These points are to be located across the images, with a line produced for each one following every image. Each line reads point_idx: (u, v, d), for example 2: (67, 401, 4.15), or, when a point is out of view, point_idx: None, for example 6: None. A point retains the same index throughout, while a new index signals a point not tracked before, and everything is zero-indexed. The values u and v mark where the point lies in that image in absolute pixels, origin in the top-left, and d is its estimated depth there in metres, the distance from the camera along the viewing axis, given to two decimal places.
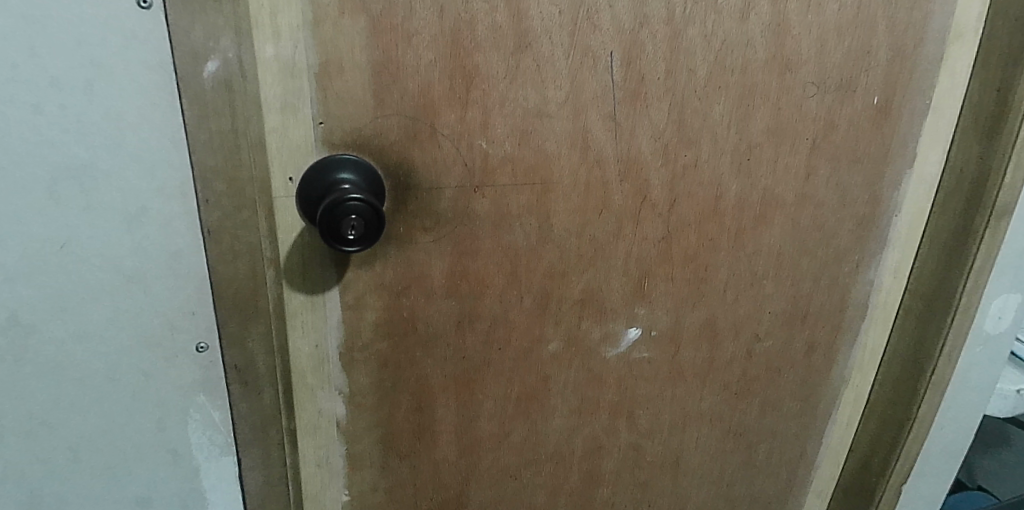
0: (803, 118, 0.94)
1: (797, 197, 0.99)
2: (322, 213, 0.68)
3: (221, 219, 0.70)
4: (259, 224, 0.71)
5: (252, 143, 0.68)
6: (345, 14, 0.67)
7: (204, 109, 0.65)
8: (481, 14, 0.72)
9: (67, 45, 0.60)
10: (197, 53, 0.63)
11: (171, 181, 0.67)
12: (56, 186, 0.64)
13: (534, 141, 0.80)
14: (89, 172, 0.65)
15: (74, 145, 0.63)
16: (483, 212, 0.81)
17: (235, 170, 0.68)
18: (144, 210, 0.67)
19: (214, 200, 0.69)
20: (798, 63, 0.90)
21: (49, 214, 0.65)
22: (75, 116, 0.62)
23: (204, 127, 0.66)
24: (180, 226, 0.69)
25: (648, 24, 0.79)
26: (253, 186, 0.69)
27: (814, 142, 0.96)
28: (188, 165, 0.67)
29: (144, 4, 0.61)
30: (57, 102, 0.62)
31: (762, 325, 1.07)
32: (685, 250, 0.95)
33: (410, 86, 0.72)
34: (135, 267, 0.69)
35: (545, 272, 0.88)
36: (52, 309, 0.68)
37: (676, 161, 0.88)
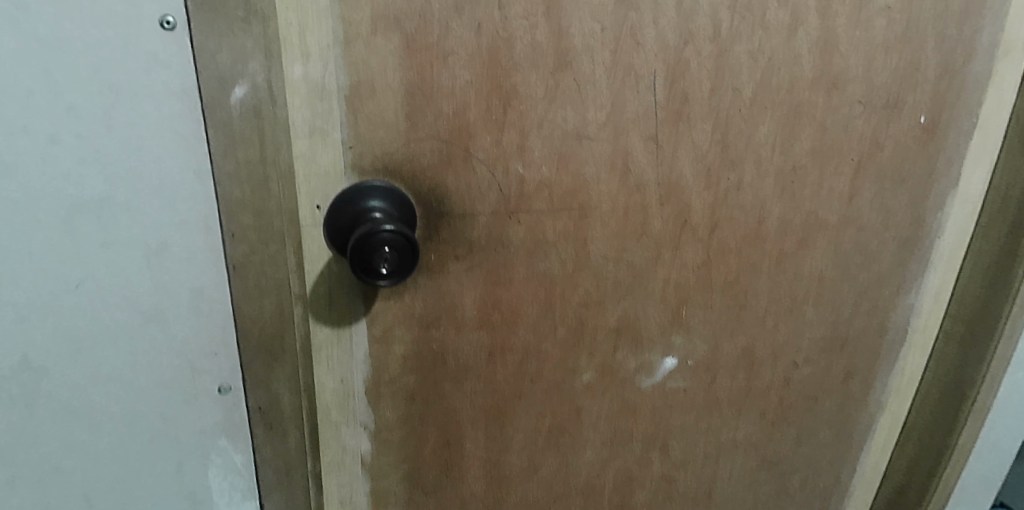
0: (849, 137, 0.90)
1: (841, 219, 0.95)
2: (355, 246, 0.64)
3: (248, 253, 0.69)
4: (288, 259, 0.69)
5: (281, 174, 0.66)
6: (378, 33, 0.63)
7: (231, 136, 0.64)
8: (520, 32, 0.68)
9: (88, 72, 0.60)
10: (225, 78, 0.63)
11: (194, 213, 0.67)
12: (72, 217, 0.63)
13: (573, 165, 0.75)
14: (108, 206, 0.64)
15: (94, 177, 0.62)
16: (518, 238, 0.77)
17: (261, 201, 0.67)
18: (166, 242, 0.67)
19: (241, 233, 0.68)
20: (845, 80, 0.86)
21: (65, 247, 0.63)
22: (95, 146, 0.62)
23: (232, 156, 0.65)
24: (203, 258, 0.68)
25: (694, 41, 0.75)
26: (280, 218, 0.68)
27: (859, 162, 0.92)
28: (213, 196, 0.67)
29: (167, 25, 0.61)
30: (76, 133, 0.61)
31: (801, 352, 1.03)
32: (725, 276, 0.90)
33: (445, 108, 0.68)
34: (154, 300, 0.68)
35: (580, 301, 0.84)
36: (67, 352, 0.67)
37: (719, 184, 0.84)
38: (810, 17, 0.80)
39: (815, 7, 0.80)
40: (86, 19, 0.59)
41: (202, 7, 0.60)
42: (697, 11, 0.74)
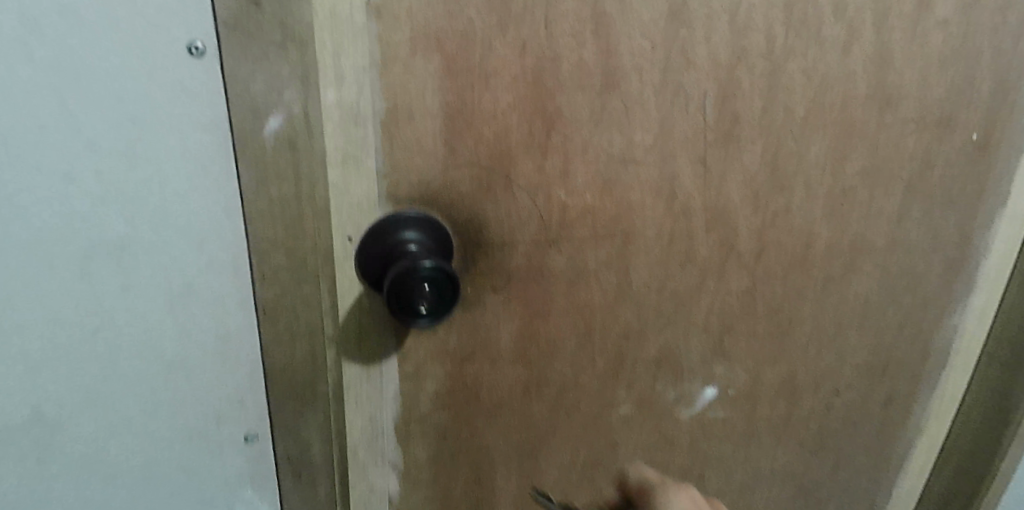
0: (901, 158, 0.85)
1: (889, 241, 0.90)
2: (390, 286, 0.59)
3: (278, 296, 0.62)
4: (322, 299, 0.64)
5: (318, 210, 0.59)
6: (417, 54, 0.58)
7: (264, 173, 0.57)
8: (567, 50, 0.63)
9: (108, 102, 0.53)
10: (258, 108, 0.55)
11: (223, 254, 0.60)
12: (89, 261, 0.57)
13: (617, 190, 0.71)
14: (127, 248, 0.58)
15: (113, 217, 0.56)
16: (558, 268, 0.72)
17: (296, 239, 0.60)
18: (192, 286, 0.61)
19: (271, 274, 0.61)
20: (898, 97, 0.81)
21: (80, 292, 0.58)
22: (114, 184, 0.55)
23: (264, 193, 0.58)
24: (231, 302, 0.62)
25: (747, 58, 0.70)
26: (315, 257, 0.61)
27: (910, 183, 0.87)
28: (244, 236, 0.60)
29: (195, 51, 0.53)
30: (94, 169, 0.54)
31: (843, 378, 0.98)
32: (769, 302, 0.86)
33: (485, 133, 0.63)
34: (178, 346, 0.63)
35: (621, 332, 0.79)
36: (82, 404, 0.62)
37: (767, 207, 0.79)
38: (867, 32, 0.75)
39: (873, 21, 0.75)
40: (107, 43, 0.51)
41: (235, 30, 0.53)
42: (752, 27, 0.69)
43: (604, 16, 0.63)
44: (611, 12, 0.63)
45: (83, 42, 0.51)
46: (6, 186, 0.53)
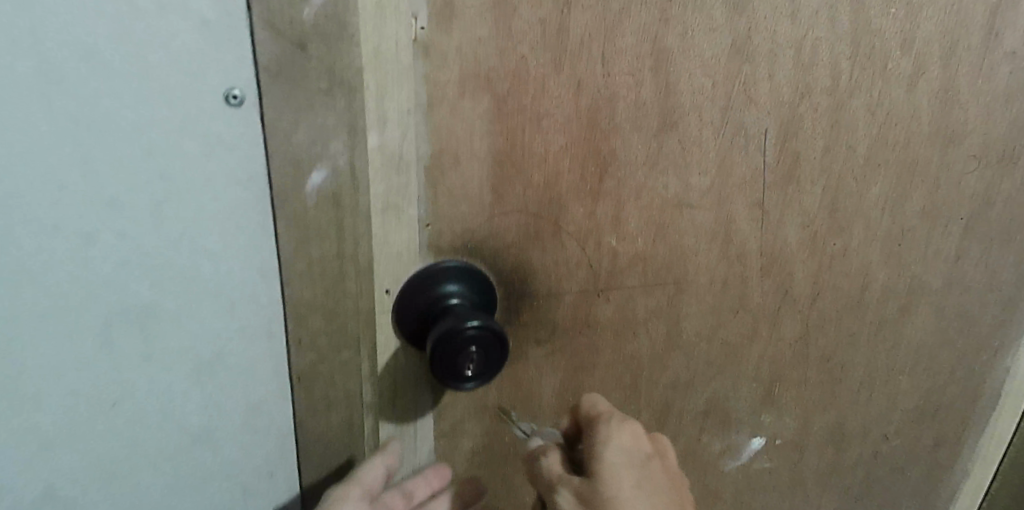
0: (960, 197, 0.78)
1: (946, 283, 0.84)
2: (431, 349, 0.54)
3: (315, 363, 0.57)
4: (361, 365, 0.59)
5: (360, 268, 0.55)
6: (466, 95, 0.54)
7: (304, 232, 0.52)
8: (624, 89, 0.58)
9: (134, 157, 0.47)
10: (300, 162, 0.50)
11: (258, 319, 0.55)
12: (108, 333, 0.50)
13: (671, 236, 0.66)
14: (155, 315, 0.51)
15: (138, 282, 0.50)
16: (606, 319, 0.67)
17: (336, 302, 0.56)
18: (222, 354, 0.55)
19: (308, 338, 0.56)
20: (962, 135, 0.75)
21: (98, 368, 0.51)
22: (141, 246, 0.49)
23: (304, 254, 0.53)
24: (265, 369, 0.57)
25: (810, 94, 0.65)
26: (356, 321, 0.57)
27: (968, 222, 0.80)
28: (280, 298, 0.55)
29: (233, 99, 0.48)
30: (116, 231, 0.48)
31: (893, 423, 0.92)
32: (821, 348, 0.80)
33: (535, 178, 0.59)
34: (205, 419, 0.56)
35: (668, 384, 0.74)
36: (94, 488, 0.54)
37: (824, 250, 0.74)
38: (930, 65, 0.69)
39: (938, 53, 0.69)
40: (134, 92, 0.45)
41: (279, 77, 0.48)
42: (816, 62, 0.64)
43: (664, 52, 0.58)
44: (672, 48, 0.58)
45: (107, 91, 0.45)
46: (15, 247, 0.46)
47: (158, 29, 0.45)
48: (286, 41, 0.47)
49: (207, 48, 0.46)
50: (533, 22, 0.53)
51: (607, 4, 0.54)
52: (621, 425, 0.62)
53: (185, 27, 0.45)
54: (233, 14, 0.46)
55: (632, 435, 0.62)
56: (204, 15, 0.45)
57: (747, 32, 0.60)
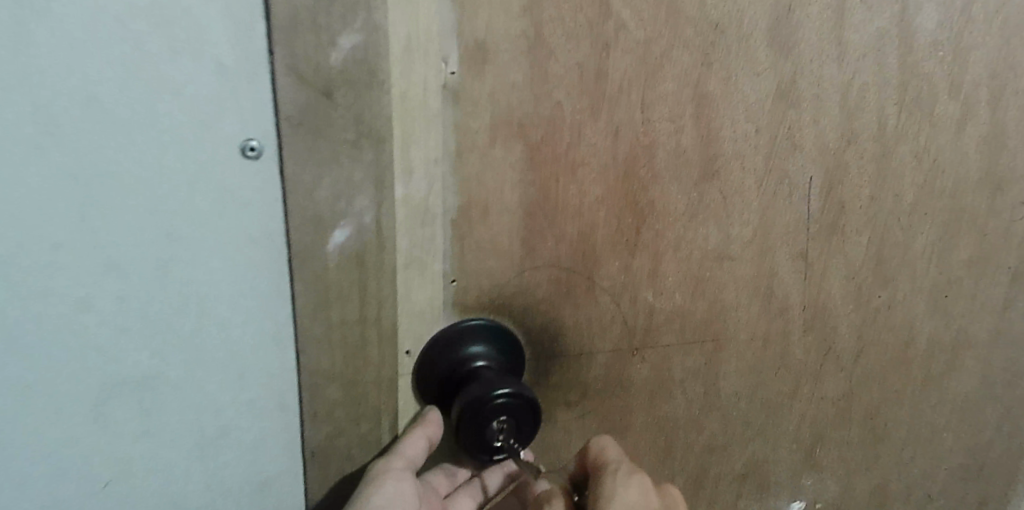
0: (1008, 244, 0.72)
1: (990, 334, 0.76)
2: (460, 422, 0.50)
3: (332, 437, 0.51)
4: (382, 436, 0.53)
5: (385, 334, 0.49)
6: (497, 143, 0.50)
7: (324, 294, 0.47)
8: (664, 136, 0.54)
9: (137, 213, 0.43)
10: (322, 219, 0.45)
11: (270, 390, 0.49)
12: (102, 404, 0.45)
13: (711, 290, 0.61)
14: (155, 385, 0.46)
15: (137, 349, 0.45)
16: (641, 379, 0.63)
17: (357, 371, 0.50)
18: (228, 429, 0.49)
19: (325, 411, 0.50)
20: (1010, 180, 0.68)
21: (89, 443, 0.46)
22: (141, 309, 0.44)
23: (323, 318, 0.47)
24: (276, 446, 0.51)
25: (857, 141, 0.61)
26: (378, 390, 0.51)
27: (1014, 271, 0.73)
28: (296, 367, 0.49)
29: (250, 151, 0.43)
30: (115, 293, 0.44)
31: (935, 483, 0.83)
32: (864, 406, 0.75)
33: (570, 230, 0.55)
34: (207, 502, 0.50)
35: (704, 446, 0.69)
36: None
37: (868, 303, 0.69)
38: (980, 109, 0.63)
39: (987, 99, 0.63)
40: (140, 142, 0.41)
41: (302, 127, 0.43)
42: (864, 107, 0.59)
43: (707, 97, 0.54)
44: (715, 93, 0.54)
45: (108, 141, 0.41)
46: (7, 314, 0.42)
47: (169, 73, 0.41)
48: (312, 88, 0.42)
49: (222, 94, 0.42)
50: (570, 67, 0.50)
51: (649, 48, 0.51)
52: (629, 478, 0.54)
53: (199, 71, 0.41)
54: (253, 57, 0.42)
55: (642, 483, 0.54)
56: (221, 58, 0.41)
57: (793, 76, 0.56)
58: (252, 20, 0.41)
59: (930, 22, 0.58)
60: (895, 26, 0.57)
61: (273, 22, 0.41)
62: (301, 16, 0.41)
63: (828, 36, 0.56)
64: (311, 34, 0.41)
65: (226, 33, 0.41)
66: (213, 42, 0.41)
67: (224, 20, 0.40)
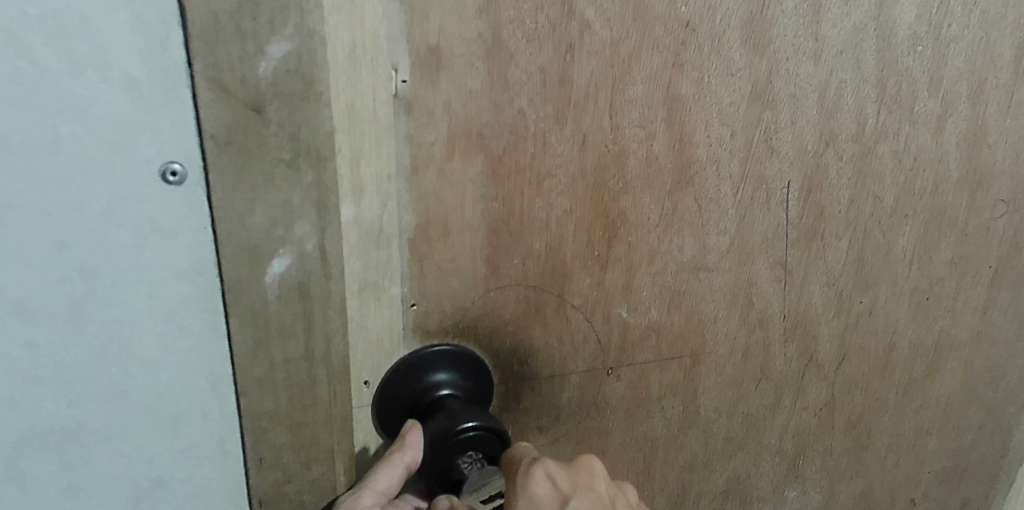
0: (989, 243, 0.65)
1: (975, 335, 0.69)
2: (421, 467, 0.47)
3: (281, 483, 0.47)
4: (338, 481, 0.49)
5: (333, 371, 0.46)
6: (455, 156, 0.46)
7: (265, 329, 0.43)
8: (635, 143, 0.51)
9: (44, 251, 0.38)
10: (256, 249, 0.41)
11: (208, 437, 0.45)
12: (18, 461, 0.41)
13: (687, 302, 0.58)
14: (77, 436, 0.42)
15: (54, 400, 0.41)
16: (617, 399, 0.60)
17: (306, 412, 0.46)
18: (164, 479, 0.45)
19: (271, 456, 0.46)
20: (992, 177, 0.62)
21: (7, 499, 0.42)
22: (54, 356, 0.40)
23: (265, 357, 0.44)
24: (218, 494, 0.47)
25: (836, 142, 0.56)
26: (330, 431, 0.47)
27: (997, 269, 0.67)
28: (236, 411, 0.45)
29: (171, 175, 0.39)
30: (25, 340, 0.39)
31: (919, 489, 0.76)
32: (847, 416, 0.69)
33: (536, 246, 0.51)
34: None
35: (685, 465, 0.65)
36: None
37: (849, 309, 0.64)
38: (960, 106, 0.58)
39: (967, 94, 0.57)
40: (45, 171, 0.37)
41: (229, 147, 0.39)
42: (841, 107, 0.55)
43: (678, 101, 0.51)
44: (687, 96, 0.51)
45: (8, 172, 0.36)
46: None
47: (72, 93, 0.36)
48: (239, 103, 0.38)
49: (136, 113, 0.37)
50: (532, 71, 0.46)
51: (617, 49, 0.48)
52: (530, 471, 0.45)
53: (107, 89, 0.36)
54: (169, 71, 0.37)
55: (568, 488, 0.45)
56: (131, 74, 0.36)
57: (769, 75, 0.52)
58: (164, 28, 0.36)
59: (907, 15, 0.53)
60: (873, 20, 0.52)
61: (190, 31, 0.36)
62: (222, 23, 0.36)
63: (804, 30, 0.51)
64: (234, 42, 0.37)
65: (135, 45, 0.36)
66: (121, 55, 0.36)
67: (132, 29, 0.36)
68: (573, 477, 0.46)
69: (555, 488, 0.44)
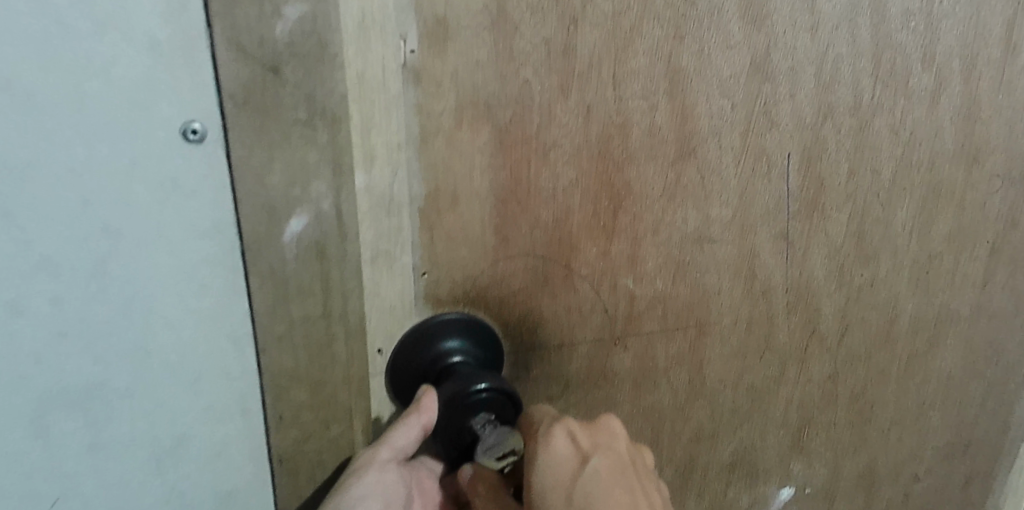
0: (985, 218, 0.66)
1: (974, 310, 0.70)
2: (438, 429, 0.48)
3: (300, 442, 0.48)
4: (355, 441, 0.50)
5: (351, 331, 0.47)
6: (463, 125, 0.48)
7: (284, 289, 0.44)
8: (638, 115, 0.52)
9: (70, 209, 0.40)
10: (275, 207, 0.42)
11: (229, 395, 0.47)
12: (44, 417, 0.43)
13: (691, 274, 0.59)
14: (102, 393, 0.44)
15: (79, 357, 0.42)
16: (625, 369, 0.61)
17: (324, 371, 0.47)
18: (186, 436, 0.47)
19: (291, 414, 0.47)
20: (987, 152, 0.63)
21: (32, 458, 0.43)
22: (80, 312, 0.41)
23: (283, 315, 0.45)
24: (238, 453, 0.48)
25: (834, 115, 0.57)
26: (347, 391, 0.48)
27: (995, 243, 0.68)
28: (257, 369, 0.46)
29: (192, 133, 0.40)
30: (51, 296, 0.41)
31: (923, 463, 0.77)
32: (851, 389, 0.70)
33: (543, 216, 0.53)
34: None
35: (691, 436, 0.67)
36: None
37: (850, 281, 0.65)
38: (954, 81, 0.59)
39: (959, 69, 0.59)
40: (69, 130, 0.38)
41: (247, 106, 0.40)
42: (838, 80, 0.56)
43: (680, 73, 0.52)
44: (688, 68, 0.52)
45: (35, 131, 0.38)
46: None
47: (97, 53, 0.37)
48: (257, 64, 0.39)
49: (158, 73, 0.39)
50: (537, 43, 0.47)
51: (619, 21, 0.49)
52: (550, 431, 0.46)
53: (129, 49, 0.38)
54: (189, 31, 0.38)
55: (587, 447, 0.47)
56: (153, 34, 0.38)
57: (767, 48, 0.53)
58: None
59: None
60: None
61: None
62: None
63: (801, 3, 0.52)
64: (251, 5, 0.38)
65: (156, 5, 0.37)
66: (143, 15, 0.37)
67: None
68: (593, 437, 0.48)
69: (575, 445, 0.47)
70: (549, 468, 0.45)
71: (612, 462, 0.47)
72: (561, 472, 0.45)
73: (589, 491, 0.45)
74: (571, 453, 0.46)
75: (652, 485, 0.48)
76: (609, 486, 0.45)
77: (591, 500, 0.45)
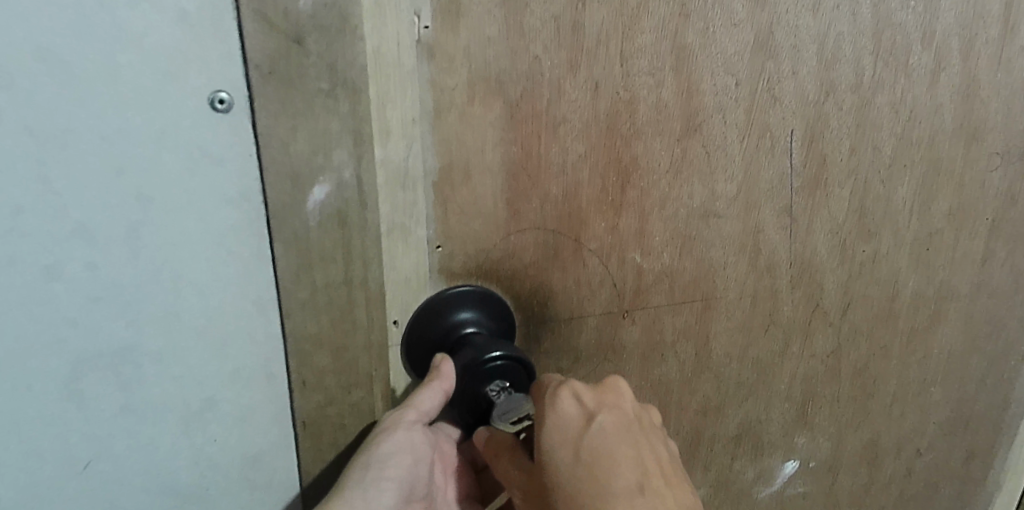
0: (985, 196, 0.68)
1: (974, 287, 0.72)
2: (456, 396, 0.51)
3: (322, 406, 0.50)
4: (376, 406, 0.52)
5: (371, 297, 0.48)
6: (476, 100, 0.49)
7: (307, 257, 0.46)
8: (645, 91, 0.53)
9: (104, 175, 0.41)
10: (299, 175, 0.44)
11: (254, 360, 0.48)
12: (79, 379, 0.44)
13: (697, 248, 0.61)
14: (134, 356, 0.45)
15: (112, 320, 0.44)
16: (633, 342, 0.62)
17: (346, 336, 0.49)
18: (213, 400, 0.48)
19: (315, 378, 0.49)
20: (986, 130, 0.64)
21: (68, 418, 0.45)
22: (112, 277, 0.43)
23: (307, 281, 0.46)
24: (263, 417, 0.50)
25: (836, 92, 0.59)
26: (367, 357, 0.50)
27: (995, 221, 0.69)
28: (281, 335, 0.48)
29: (219, 103, 0.41)
30: (86, 261, 0.42)
31: (924, 438, 0.78)
32: (854, 364, 0.72)
33: (554, 190, 0.54)
34: (198, 477, 0.50)
35: (698, 409, 0.68)
36: None
37: (853, 257, 0.66)
38: (954, 59, 0.60)
39: (958, 47, 0.60)
40: (103, 99, 0.40)
41: (272, 76, 0.41)
42: (840, 57, 0.57)
43: (686, 50, 0.53)
44: (693, 45, 0.53)
45: (70, 99, 0.39)
46: None
47: (130, 24, 0.39)
48: (281, 35, 0.41)
49: (187, 44, 0.40)
50: (546, 20, 0.49)
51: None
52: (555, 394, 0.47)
53: (160, 20, 0.39)
54: (216, 4, 0.40)
55: (593, 406, 0.47)
56: (182, 6, 0.39)
57: (770, 25, 0.54)
58: None
59: None
60: None
61: None
62: None
63: None
64: None
65: None
66: None
67: None
68: (599, 396, 0.48)
69: (580, 405, 0.47)
70: (556, 428, 0.46)
71: (618, 419, 0.47)
72: (568, 431, 0.46)
73: (597, 447, 0.46)
74: (577, 413, 0.47)
75: (659, 440, 0.49)
76: (616, 441, 0.46)
77: (600, 456, 0.45)
